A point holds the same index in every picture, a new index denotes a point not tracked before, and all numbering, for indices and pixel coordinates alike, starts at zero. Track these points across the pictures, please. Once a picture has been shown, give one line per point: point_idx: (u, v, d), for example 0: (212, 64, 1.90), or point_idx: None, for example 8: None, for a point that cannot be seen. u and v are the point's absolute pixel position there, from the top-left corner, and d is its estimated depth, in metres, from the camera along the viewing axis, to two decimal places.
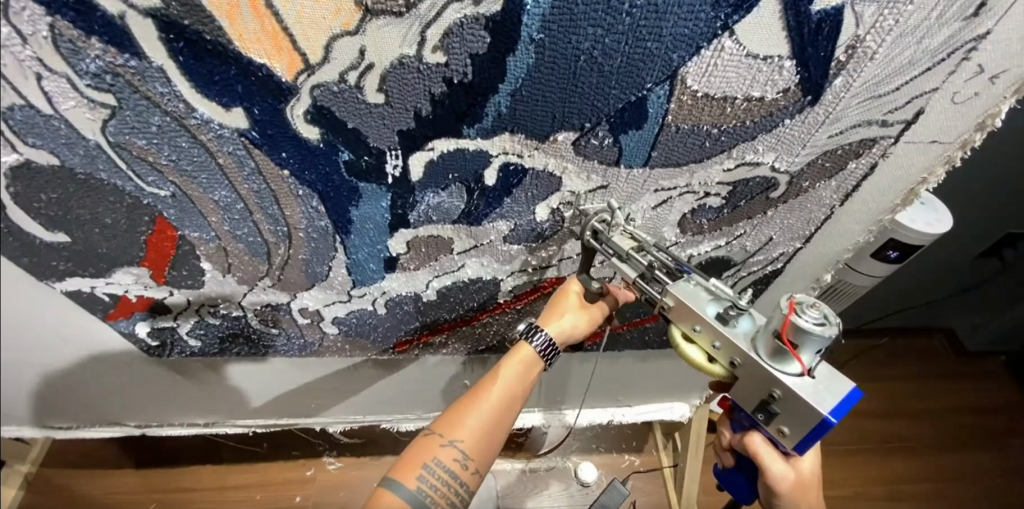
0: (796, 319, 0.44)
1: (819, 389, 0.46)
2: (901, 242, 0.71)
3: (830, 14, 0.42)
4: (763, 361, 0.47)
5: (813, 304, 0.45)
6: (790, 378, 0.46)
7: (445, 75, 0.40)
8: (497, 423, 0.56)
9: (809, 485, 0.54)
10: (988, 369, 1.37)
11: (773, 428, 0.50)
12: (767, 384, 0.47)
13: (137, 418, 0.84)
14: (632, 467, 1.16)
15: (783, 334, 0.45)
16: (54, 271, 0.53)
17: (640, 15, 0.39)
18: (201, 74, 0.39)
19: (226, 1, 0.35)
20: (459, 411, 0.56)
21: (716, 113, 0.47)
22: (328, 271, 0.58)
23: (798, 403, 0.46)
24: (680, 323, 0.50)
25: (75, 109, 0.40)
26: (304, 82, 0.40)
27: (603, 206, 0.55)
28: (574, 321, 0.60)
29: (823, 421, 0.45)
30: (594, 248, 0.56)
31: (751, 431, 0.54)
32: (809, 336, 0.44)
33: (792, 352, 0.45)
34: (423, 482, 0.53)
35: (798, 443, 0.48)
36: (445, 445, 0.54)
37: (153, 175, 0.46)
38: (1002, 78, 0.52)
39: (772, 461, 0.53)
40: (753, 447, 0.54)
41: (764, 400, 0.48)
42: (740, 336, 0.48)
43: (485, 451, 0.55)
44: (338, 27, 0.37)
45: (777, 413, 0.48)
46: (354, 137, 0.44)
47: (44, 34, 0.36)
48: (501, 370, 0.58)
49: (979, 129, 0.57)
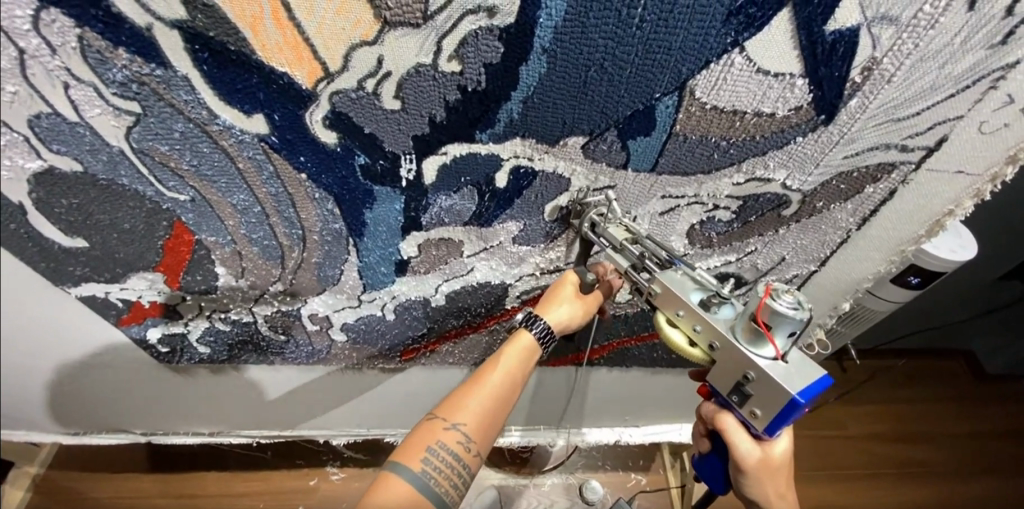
0: (770, 302, 0.43)
1: (791, 372, 0.45)
2: (921, 268, 0.70)
3: (845, 35, 0.42)
4: (740, 344, 0.46)
5: (788, 290, 0.44)
6: (763, 361, 0.45)
7: (460, 83, 0.41)
8: (498, 406, 0.56)
9: (778, 468, 0.53)
10: (1006, 394, 1.34)
11: (746, 410, 0.49)
12: (741, 366, 0.47)
13: (143, 426, 0.86)
14: (638, 486, 1.13)
15: (758, 316, 0.45)
16: (72, 274, 0.54)
17: (650, 29, 0.39)
18: (224, 83, 0.40)
19: (251, 14, 0.36)
20: (460, 395, 0.56)
21: (725, 125, 0.48)
22: (340, 274, 0.58)
23: (770, 384, 0.45)
24: (664, 308, 0.50)
25: (100, 116, 0.42)
26: (323, 90, 0.41)
27: (603, 198, 0.54)
28: (570, 311, 0.60)
29: (792, 402, 0.44)
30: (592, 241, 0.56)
31: (725, 413, 0.53)
32: (782, 319, 0.43)
33: (767, 334, 0.45)
34: (427, 465, 0.52)
35: (770, 424, 0.47)
36: (448, 429, 0.54)
37: (174, 180, 0.47)
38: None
39: (742, 444, 0.51)
40: (724, 428, 0.52)
41: (738, 381, 0.48)
42: (721, 321, 0.47)
43: (488, 433, 0.55)
44: (358, 38, 0.38)
45: (750, 395, 0.48)
46: (369, 142, 0.44)
47: (73, 44, 0.37)
48: (501, 357, 0.58)
49: (1010, 162, 0.56)
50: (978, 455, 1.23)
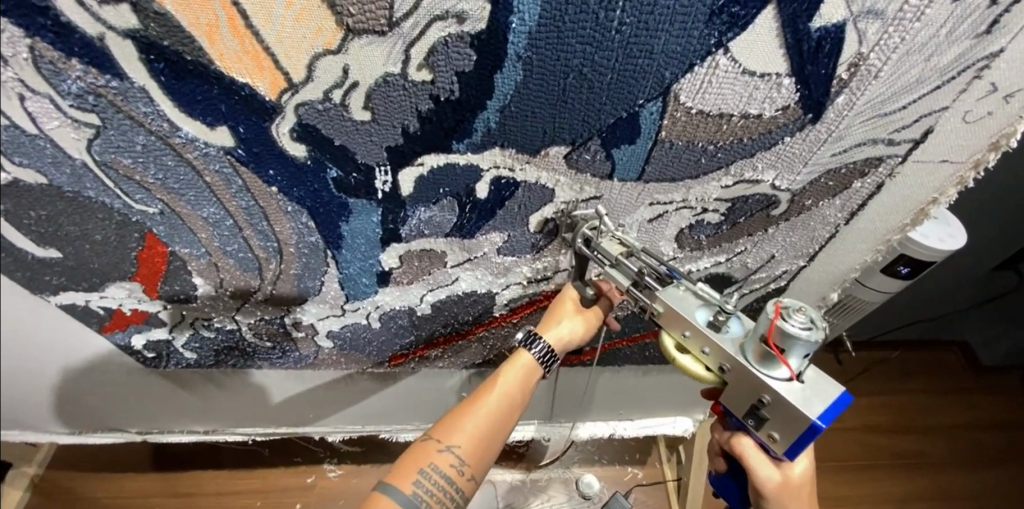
0: (782, 324, 0.42)
1: (808, 394, 0.44)
2: (913, 258, 0.67)
3: (831, 32, 0.40)
4: (751, 366, 0.45)
5: (799, 308, 0.43)
6: (778, 383, 0.44)
7: (432, 93, 0.39)
8: (495, 429, 0.55)
9: (800, 490, 0.51)
10: (1002, 384, 1.33)
11: (764, 433, 0.48)
12: (757, 389, 0.46)
13: (138, 426, 0.84)
14: (635, 480, 1.14)
15: (770, 339, 0.43)
16: (48, 285, 0.53)
17: (629, 32, 0.37)
18: (183, 93, 0.38)
19: (206, 22, 0.34)
20: (457, 415, 0.55)
21: (712, 129, 0.46)
22: (320, 285, 0.57)
23: (789, 409, 0.44)
24: (670, 329, 0.49)
25: (60, 129, 0.40)
26: (288, 101, 0.39)
27: (592, 212, 0.53)
28: (573, 327, 0.59)
29: (813, 427, 0.43)
30: (586, 255, 0.54)
31: (742, 435, 0.52)
32: (795, 341, 0.42)
33: (779, 356, 0.44)
34: (419, 487, 0.52)
35: (789, 449, 0.46)
36: (441, 451, 0.53)
37: (141, 193, 0.45)
38: (1017, 96, 0.50)
39: (762, 467, 0.51)
40: (741, 449, 0.52)
41: (753, 405, 0.47)
42: (729, 340, 0.47)
43: (483, 456, 0.54)
44: (321, 46, 0.36)
45: (766, 418, 0.46)
46: (341, 154, 0.43)
47: (24, 56, 0.35)
48: (498, 380, 0.56)
49: (993, 149, 0.55)
50: (980, 448, 1.22)
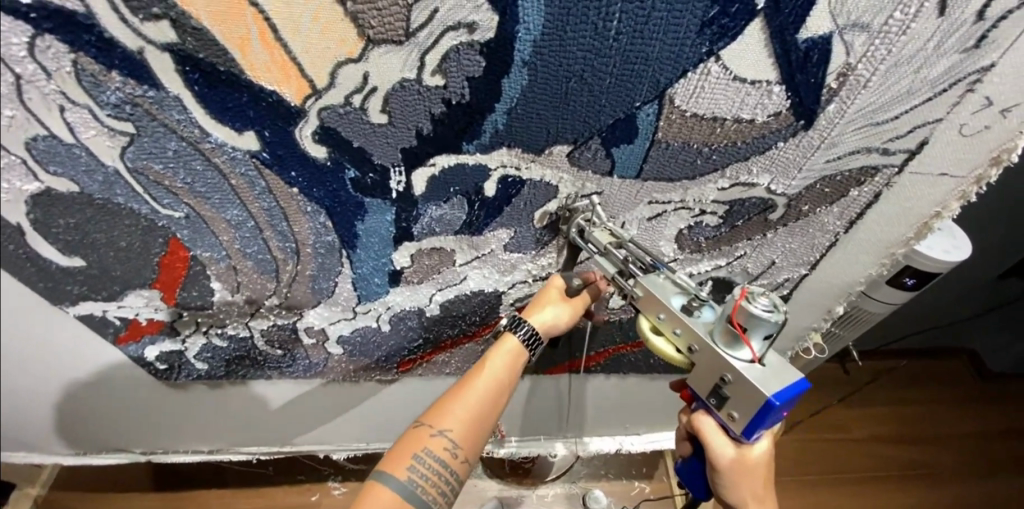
0: (746, 305, 0.45)
1: (766, 374, 0.46)
2: (918, 269, 0.70)
3: (819, 43, 0.43)
4: (717, 347, 0.47)
5: (763, 294, 0.46)
6: (740, 363, 0.47)
7: (444, 97, 0.42)
8: (485, 412, 0.56)
9: (755, 469, 0.53)
10: (1008, 393, 1.33)
11: (724, 413, 0.50)
12: (719, 368, 0.48)
13: (144, 446, 0.85)
14: (642, 495, 1.12)
15: (734, 318, 0.46)
16: (68, 294, 0.54)
17: (626, 41, 0.41)
18: (215, 102, 0.41)
19: (239, 35, 0.38)
20: (448, 401, 0.56)
21: (706, 132, 0.49)
22: (334, 286, 0.59)
23: (746, 387, 0.46)
24: (647, 313, 0.51)
25: (95, 138, 0.43)
26: (311, 106, 0.42)
27: (591, 204, 0.55)
28: (557, 313, 0.60)
29: (768, 404, 0.45)
30: (579, 246, 0.56)
31: (703, 414, 0.53)
32: (758, 321, 0.45)
33: (742, 336, 0.46)
34: (413, 472, 0.53)
35: (746, 427, 0.48)
36: (434, 436, 0.54)
37: (168, 197, 0.48)
38: (1012, 112, 0.54)
39: (720, 445, 0.52)
40: (701, 428, 0.53)
41: (715, 384, 0.49)
42: (700, 324, 0.48)
43: (475, 439, 0.56)
44: (343, 55, 0.39)
45: (727, 398, 0.49)
46: (359, 155, 0.45)
47: (68, 69, 0.38)
48: (490, 359, 0.58)
49: (994, 164, 0.58)
50: (985, 457, 1.22)
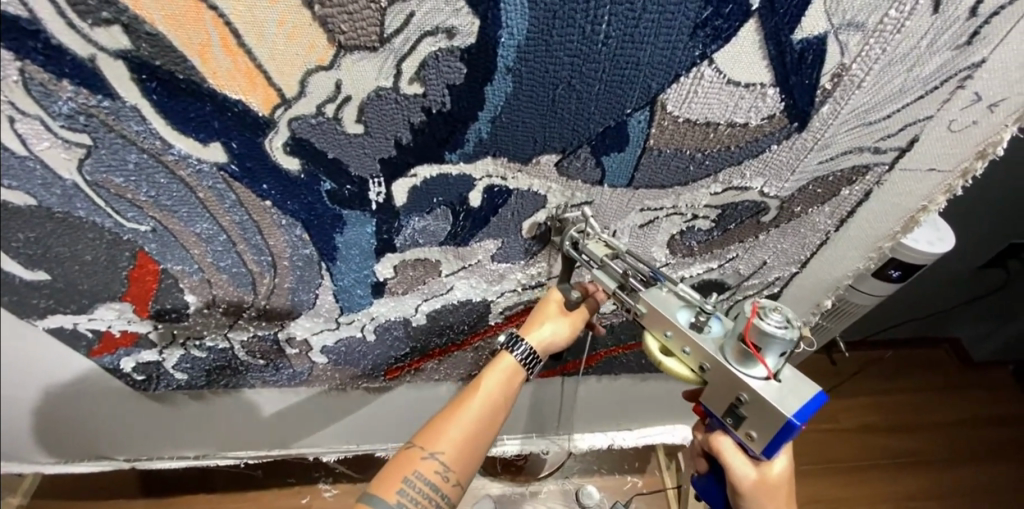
0: (758, 322, 0.43)
1: (785, 393, 0.45)
2: (902, 261, 0.69)
3: (813, 43, 0.41)
4: (729, 365, 0.46)
5: (775, 308, 0.44)
6: (756, 382, 0.45)
7: (424, 105, 0.39)
8: (478, 434, 0.55)
9: (778, 491, 0.51)
10: (990, 381, 1.36)
11: (742, 432, 0.49)
12: (735, 388, 0.46)
13: (126, 453, 0.80)
14: (635, 489, 1.12)
15: (747, 337, 0.44)
16: (35, 308, 0.51)
17: (616, 45, 0.38)
18: (177, 112, 0.38)
19: (198, 42, 0.35)
20: (440, 422, 0.55)
21: (699, 137, 0.47)
22: (314, 298, 0.57)
23: (765, 408, 0.45)
24: (652, 329, 0.50)
25: (49, 149, 0.40)
26: (281, 116, 0.39)
27: (581, 214, 0.53)
28: (556, 329, 0.58)
29: (789, 424, 0.44)
30: (574, 258, 0.55)
31: (721, 434, 0.53)
32: (771, 339, 0.43)
33: (756, 354, 0.44)
34: (403, 496, 0.51)
35: (766, 447, 0.47)
36: (425, 458, 0.53)
37: (133, 211, 0.45)
38: (999, 106, 0.52)
39: (739, 465, 0.51)
40: (720, 449, 0.52)
41: (732, 404, 0.48)
42: (709, 341, 0.48)
43: (468, 463, 0.54)
44: (313, 62, 0.36)
45: (744, 417, 0.47)
46: (335, 168, 0.43)
47: (15, 78, 0.35)
48: (484, 380, 0.56)
49: (979, 158, 0.57)
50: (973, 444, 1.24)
